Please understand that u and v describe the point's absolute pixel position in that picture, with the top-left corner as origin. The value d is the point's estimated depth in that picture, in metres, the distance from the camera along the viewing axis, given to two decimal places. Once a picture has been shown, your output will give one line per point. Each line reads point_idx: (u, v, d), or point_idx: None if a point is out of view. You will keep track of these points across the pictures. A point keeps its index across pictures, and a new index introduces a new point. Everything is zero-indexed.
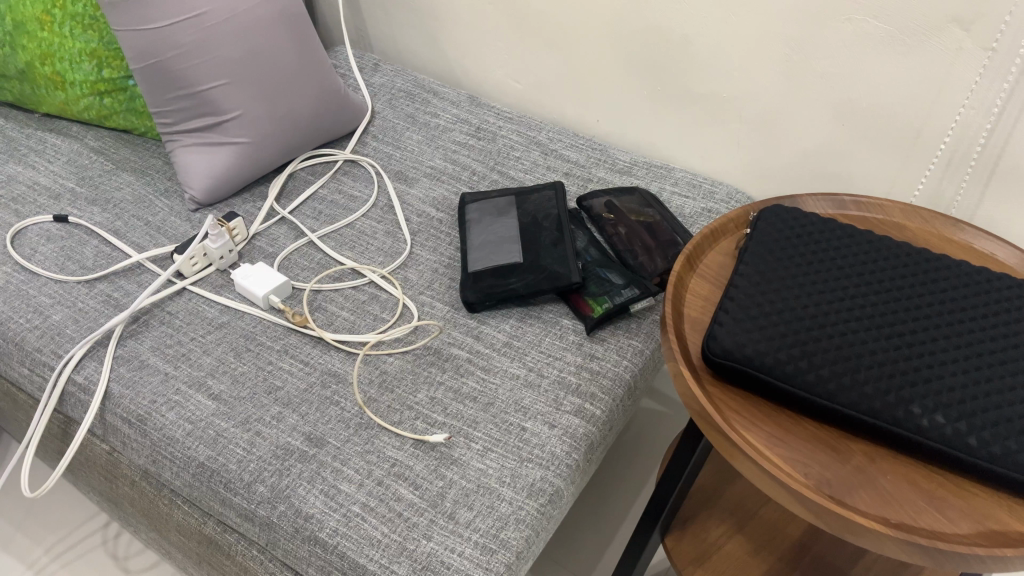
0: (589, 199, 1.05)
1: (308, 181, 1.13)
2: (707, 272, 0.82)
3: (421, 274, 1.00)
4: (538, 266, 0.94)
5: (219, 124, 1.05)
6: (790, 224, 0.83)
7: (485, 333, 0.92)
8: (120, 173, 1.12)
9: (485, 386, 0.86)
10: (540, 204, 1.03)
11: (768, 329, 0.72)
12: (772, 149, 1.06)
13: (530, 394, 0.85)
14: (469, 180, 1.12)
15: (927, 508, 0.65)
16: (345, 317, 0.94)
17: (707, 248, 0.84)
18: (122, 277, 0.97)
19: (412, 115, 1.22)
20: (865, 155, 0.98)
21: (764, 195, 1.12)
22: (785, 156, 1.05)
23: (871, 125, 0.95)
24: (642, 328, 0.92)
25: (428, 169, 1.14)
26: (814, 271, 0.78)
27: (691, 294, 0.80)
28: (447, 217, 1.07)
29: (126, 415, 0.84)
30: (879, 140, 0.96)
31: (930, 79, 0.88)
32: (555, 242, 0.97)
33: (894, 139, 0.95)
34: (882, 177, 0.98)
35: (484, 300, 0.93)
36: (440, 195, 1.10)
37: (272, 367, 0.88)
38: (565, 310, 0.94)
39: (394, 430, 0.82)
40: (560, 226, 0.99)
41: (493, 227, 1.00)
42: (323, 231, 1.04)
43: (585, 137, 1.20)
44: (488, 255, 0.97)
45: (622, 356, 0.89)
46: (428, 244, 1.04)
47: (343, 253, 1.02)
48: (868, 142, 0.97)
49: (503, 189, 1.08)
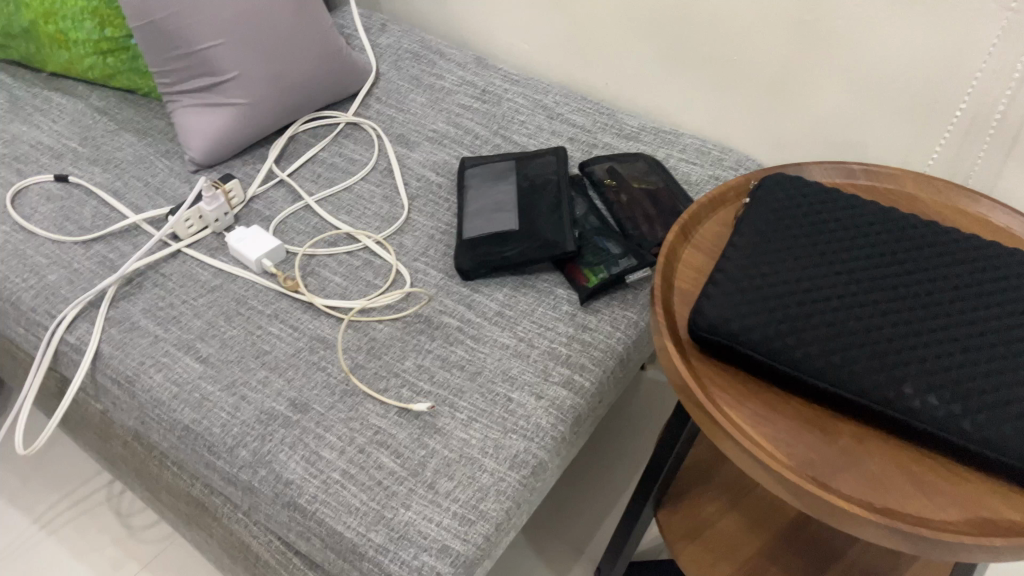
0: (591, 165, 1.02)
1: (308, 144, 1.11)
2: (703, 242, 0.80)
3: (417, 240, 0.98)
4: (534, 233, 0.92)
5: (217, 84, 1.04)
6: (792, 192, 0.80)
7: (477, 301, 0.91)
8: (122, 133, 1.11)
9: (473, 354, 0.85)
10: (540, 170, 1.01)
11: (758, 303, 0.69)
12: (785, 115, 1.02)
13: (519, 364, 0.84)
14: (471, 144, 1.10)
15: (915, 492, 0.62)
16: (337, 283, 0.93)
17: (704, 218, 0.82)
18: (119, 238, 0.97)
19: (417, 77, 1.20)
20: (879, 122, 0.94)
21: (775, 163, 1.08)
22: (797, 122, 1.01)
23: (885, 90, 0.91)
24: (638, 299, 0.90)
25: (431, 132, 1.12)
26: (813, 242, 0.74)
27: (684, 265, 0.78)
28: (447, 182, 1.06)
29: (116, 376, 0.84)
30: (893, 105, 0.91)
31: (948, 42, 0.83)
32: (552, 209, 0.95)
33: (909, 105, 0.90)
34: (896, 145, 0.94)
35: (477, 267, 0.92)
36: (441, 160, 1.08)
37: (262, 331, 0.87)
38: (560, 279, 0.92)
39: (379, 397, 0.81)
40: (559, 192, 0.97)
41: (491, 193, 0.98)
42: (320, 195, 1.03)
43: (592, 100, 1.16)
44: (484, 222, 0.95)
45: (616, 327, 0.88)
46: (426, 209, 1.02)
47: (340, 218, 1.01)
48: (882, 107, 0.92)
49: (504, 154, 1.05)
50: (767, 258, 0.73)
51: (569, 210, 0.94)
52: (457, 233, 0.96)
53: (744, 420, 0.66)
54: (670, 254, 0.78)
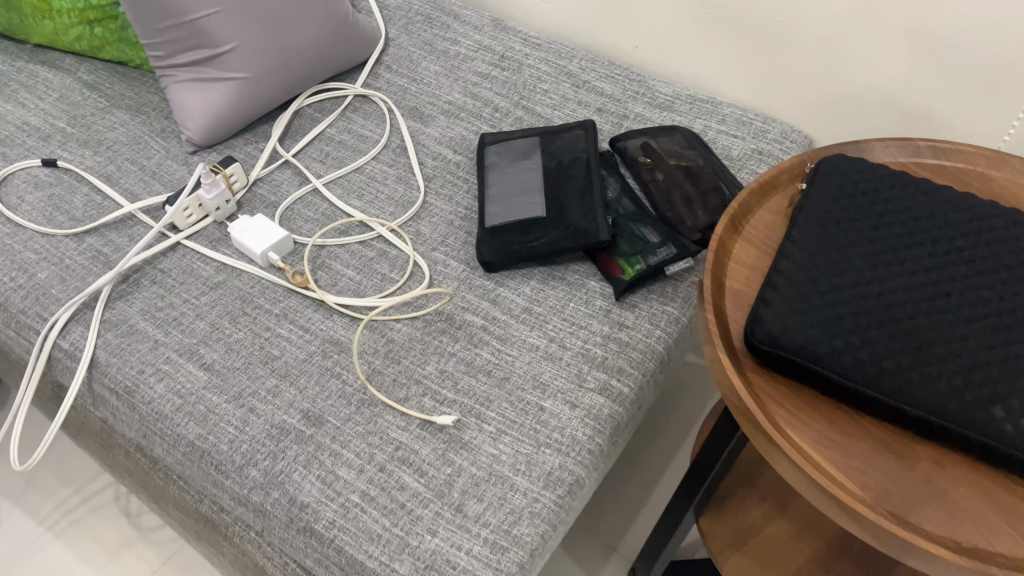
0: (622, 141, 0.93)
1: (314, 119, 1.03)
2: (755, 233, 0.71)
3: (435, 227, 0.91)
4: (564, 221, 0.84)
5: (214, 57, 0.95)
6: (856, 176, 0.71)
7: (503, 296, 0.83)
8: (113, 111, 1.03)
9: (500, 358, 0.78)
10: (568, 147, 0.92)
11: (824, 311, 0.61)
12: (836, 82, 0.93)
13: (551, 368, 0.77)
14: (491, 118, 1.01)
15: (1006, 529, 0.55)
16: (350, 277, 0.86)
17: (755, 206, 0.73)
18: (113, 230, 0.90)
19: (430, 42, 1.11)
20: (946, 91, 0.84)
21: (822, 134, 0.99)
22: (850, 90, 0.92)
23: (956, 55, 0.81)
24: (678, 292, 0.82)
25: (446, 105, 1.03)
26: (882, 235, 0.66)
27: (735, 261, 0.70)
28: (465, 161, 0.97)
29: (114, 386, 0.78)
30: (964, 73, 0.82)
31: None
32: (582, 192, 0.86)
33: (984, 72, 0.81)
34: (965, 117, 0.85)
35: (503, 259, 0.84)
36: (459, 136, 1.00)
37: (270, 334, 0.80)
38: (592, 270, 0.85)
39: (400, 408, 0.74)
40: (589, 173, 0.88)
41: (515, 174, 0.90)
42: (328, 178, 0.95)
43: (621, 66, 1.07)
44: (508, 208, 0.87)
45: (655, 325, 0.80)
46: (444, 192, 0.94)
47: (351, 203, 0.93)
48: (950, 75, 0.83)
49: (527, 130, 0.97)
50: (832, 255, 0.65)
51: (601, 193, 0.86)
52: (478, 219, 0.89)
53: (802, 436, 0.59)
54: (719, 249, 0.70)
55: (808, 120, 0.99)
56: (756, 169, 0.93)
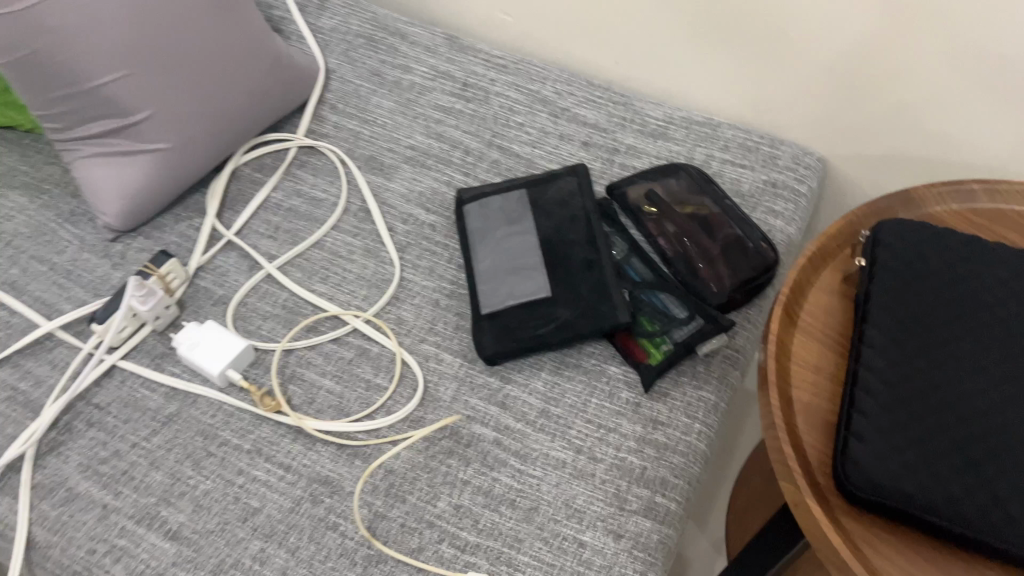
0: (622, 188, 0.81)
1: (255, 182, 0.88)
2: (812, 324, 0.61)
3: (418, 311, 0.78)
4: (572, 301, 0.73)
5: (127, 128, 0.79)
6: (921, 247, 0.60)
7: (512, 396, 0.72)
8: (7, 194, 0.86)
9: (523, 481, 0.67)
10: (561, 200, 0.80)
11: (927, 444, 0.51)
12: (853, 99, 0.82)
13: (584, 489, 0.66)
14: (463, 164, 0.88)
15: None
16: (329, 389, 0.73)
17: (807, 287, 0.63)
18: (30, 357, 0.74)
19: (378, 72, 0.96)
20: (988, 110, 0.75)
21: (835, 153, 0.89)
22: (872, 107, 0.82)
23: (1002, 74, 0.72)
24: (711, 370, 0.72)
25: (408, 151, 0.89)
26: (974, 327, 0.56)
27: (798, 364, 0.59)
28: (441, 221, 0.84)
29: (60, 572, 0.64)
30: (1011, 92, 0.73)
31: None
32: (587, 262, 0.75)
33: None
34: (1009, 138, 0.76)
35: (507, 352, 0.72)
36: (428, 190, 0.86)
37: (244, 479, 0.67)
38: (610, 352, 0.74)
39: (415, 564, 0.63)
40: (592, 236, 0.76)
41: (505, 242, 0.77)
42: (283, 259, 0.81)
43: (601, 85, 0.94)
44: (505, 286, 0.75)
45: (693, 417, 0.70)
46: (422, 264, 0.81)
47: (314, 289, 0.80)
48: (995, 94, 0.74)
49: (508, 181, 0.84)
50: (920, 360, 0.54)
51: (610, 260, 0.75)
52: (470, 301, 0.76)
53: None
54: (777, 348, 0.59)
55: (818, 138, 0.88)
56: (771, 207, 0.82)
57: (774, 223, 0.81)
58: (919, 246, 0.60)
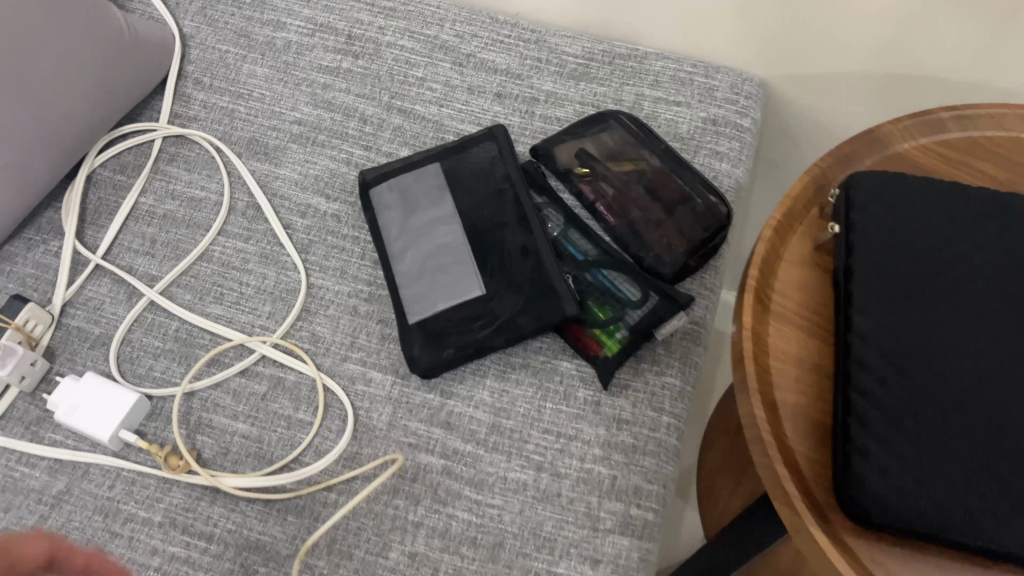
0: (547, 149, 0.72)
1: (119, 187, 0.74)
2: (789, 300, 0.54)
3: (335, 322, 0.68)
4: (510, 297, 0.64)
5: None
6: (900, 205, 0.53)
7: (457, 413, 0.63)
8: None
9: (482, 514, 0.59)
10: (481, 173, 0.70)
11: (942, 455, 0.45)
12: (790, 19, 0.72)
13: (550, 513, 0.59)
14: (361, 134, 0.76)
15: None
16: (244, 434, 0.63)
17: (776, 262, 0.55)
18: None
19: (246, 32, 0.81)
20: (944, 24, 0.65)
21: (776, 74, 0.79)
22: (812, 26, 0.71)
23: None
24: (673, 351, 0.65)
25: (295, 125, 0.77)
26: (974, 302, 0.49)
27: (778, 358, 0.52)
28: (346, 209, 0.73)
29: None
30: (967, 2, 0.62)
31: None
32: (521, 247, 0.66)
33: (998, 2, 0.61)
34: (970, 50, 0.66)
35: (445, 364, 0.63)
36: (326, 172, 0.74)
37: (160, 560, 0.58)
38: (559, 344, 0.65)
39: None
40: (523, 215, 0.67)
41: (426, 235, 0.67)
42: (166, 281, 0.69)
43: (507, 19, 0.82)
44: (431, 288, 0.65)
45: (660, 408, 0.63)
46: (331, 265, 0.70)
47: (209, 311, 0.68)
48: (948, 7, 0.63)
49: (418, 155, 0.73)
50: (919, 349, 0.48)
51: (546, 242, 0.66)
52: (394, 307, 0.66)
53: None
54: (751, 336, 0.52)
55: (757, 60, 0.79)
56: (714, 148, 0.73)
57: (719, 167, 0.73)
58: (897, 203, 0.53)
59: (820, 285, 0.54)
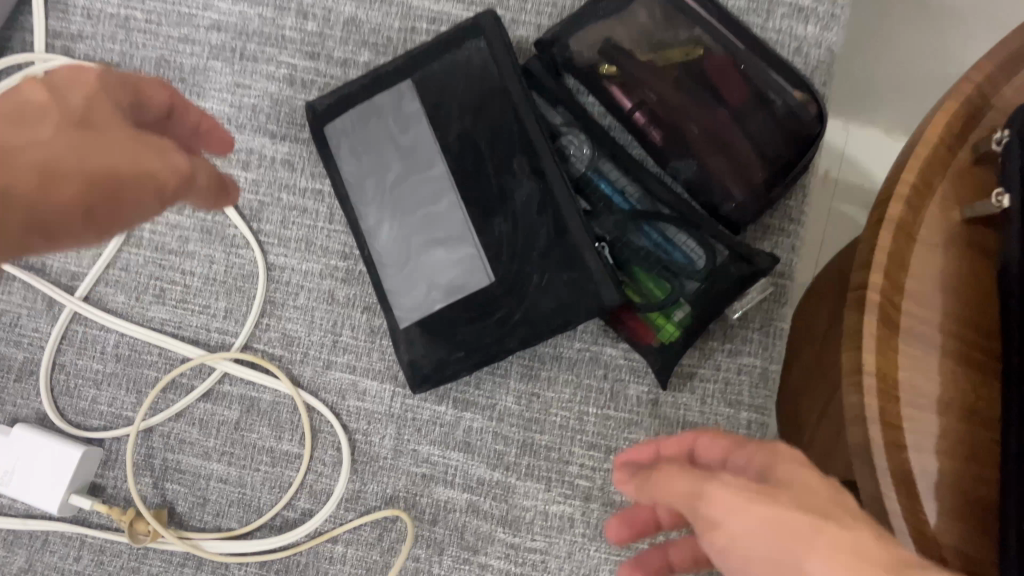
0: (557, 38, 0.51)
1: None
2: (925, 310, 0.37)
3: (308, 315, 0.53)
4: (530, 283, 0.48)
5: None
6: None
7: (477, 430, 0.50)
8: None
9: (522, 561, 0.48)
10: (467, 87, 0.49)
11: None
12: None
13: (606, 555, 0.48)
14: (302, 37, 0.55)
15: None
16: (221, 477, 0.51)
17: (911, 249, 0.37)
18: None
19: None
20: None
21: None
22: None
23: None
24: (749, 322, 0.49)
25: (212, 32, 0.56)
26: None
27: (918, 403, 0.36)
28: (298, 151, 0.55)
29: None
30: None
31: None
32: (535, 209, 0.48)
33: None
34: None
35: (452, 374, 0.49)
36: (265, 99, 0.55)
37: None
38: (599, 325, 0.50)
39: None
40: (534, 158, 0.48)
41: (406, 199, 0.50)
42: (89, 281, 0.54)
43: None
44: (423, 275, 0.49)
45: (738, 402, 0.48)
46: (292, 234, 0.54)
47: (151, 316, 0.54)
48: None
49: (379, 66, 0.52)
50: None
51: (569, 197, 0.47)
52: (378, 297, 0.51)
53: None
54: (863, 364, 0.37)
55: None
56: (794, 4, 0.51)
57: (803, 33, 0.51)
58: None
59: (966, 281, 0.38)
